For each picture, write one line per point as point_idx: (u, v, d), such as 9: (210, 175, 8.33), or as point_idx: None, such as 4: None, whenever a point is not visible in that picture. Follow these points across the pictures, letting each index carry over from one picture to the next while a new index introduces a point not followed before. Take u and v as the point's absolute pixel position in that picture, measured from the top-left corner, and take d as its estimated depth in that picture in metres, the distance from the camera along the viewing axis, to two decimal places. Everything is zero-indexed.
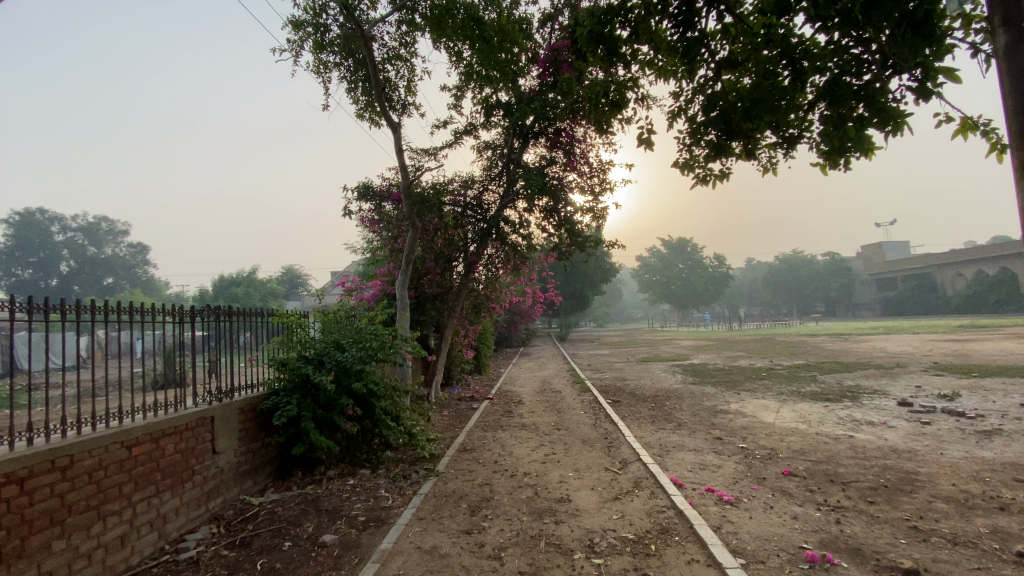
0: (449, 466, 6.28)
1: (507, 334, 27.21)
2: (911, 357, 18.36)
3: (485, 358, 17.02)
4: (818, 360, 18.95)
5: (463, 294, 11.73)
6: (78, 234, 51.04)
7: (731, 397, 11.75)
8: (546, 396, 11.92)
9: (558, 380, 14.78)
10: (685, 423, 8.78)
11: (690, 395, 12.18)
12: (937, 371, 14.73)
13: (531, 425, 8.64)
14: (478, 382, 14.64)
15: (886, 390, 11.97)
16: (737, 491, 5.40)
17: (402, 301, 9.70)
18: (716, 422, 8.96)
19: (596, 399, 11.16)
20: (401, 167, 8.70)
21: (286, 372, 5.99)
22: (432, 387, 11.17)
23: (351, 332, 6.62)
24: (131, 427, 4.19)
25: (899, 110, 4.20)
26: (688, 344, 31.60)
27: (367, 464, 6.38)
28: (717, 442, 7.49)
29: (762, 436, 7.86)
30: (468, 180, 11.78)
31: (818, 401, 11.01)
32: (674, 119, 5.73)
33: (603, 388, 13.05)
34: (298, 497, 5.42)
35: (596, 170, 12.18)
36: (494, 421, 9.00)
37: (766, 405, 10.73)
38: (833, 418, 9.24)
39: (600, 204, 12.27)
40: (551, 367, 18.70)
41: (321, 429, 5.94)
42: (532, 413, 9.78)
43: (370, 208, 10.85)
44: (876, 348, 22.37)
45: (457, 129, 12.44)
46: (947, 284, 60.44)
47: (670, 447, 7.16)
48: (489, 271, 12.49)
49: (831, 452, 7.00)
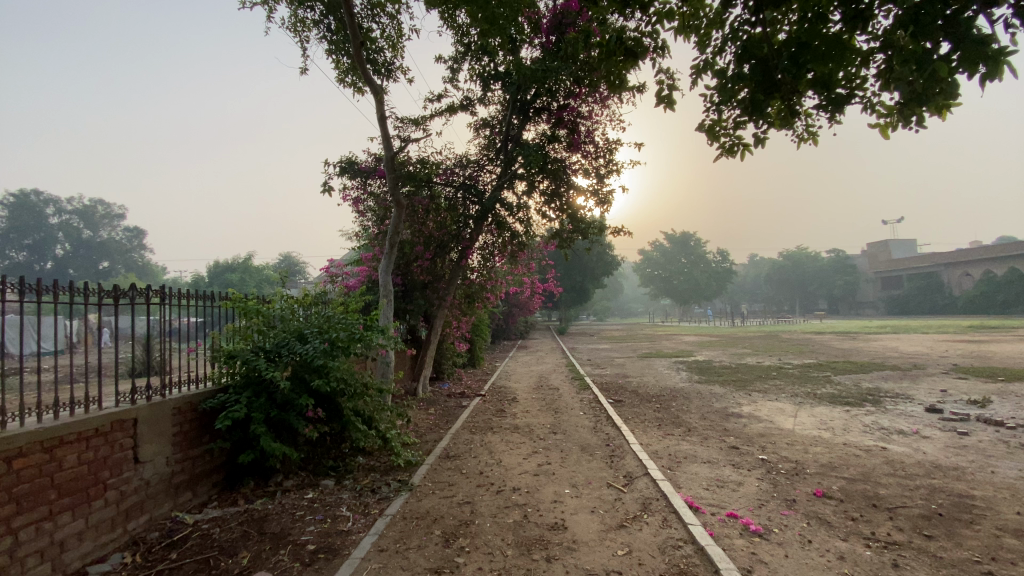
0: (427, 478, 5.42)
1: (505, 326, 26.41)
2: (928, 359, 17.50)
3: (480, 351, 16.19)
4: (829, 359, 18.07)
5: (454, 282, 10.78)
6: (74, 219, 50.31)
7: (742, 398, 10.89)
8: (543, 393, 11.07)
9: (556, 376, 13.92)
10: (695, 428, 7.92)
11: (698, 395, 11.32)
12: (959, 373, 13.86)
13: (524, 427, 7.77)
14: (471, 377, 13.79)
15: (910, 395, 11.10)
16: (765, 518, 4.53)
17: (385, 287, 8.70)
18: (729, 427, 8.11)
19: (597, 398, 10.30)
20: (384, 136, 7.75)
21: (237, 364, 5.10)
22: (419, 382, 10.26)
23: (319, 320, 5.75)
24: (14, 434, 3.32)
25: (1001, 46, 3.26)
26: (691, 340, 30.79)
27: (333, 473, 5.52)
28: (734, 452, 6.63)
29: (783, 447, 6.99)
30: (462, 158, 10.81)
31: (837, 405, 10.15)
32: (700, 76, 4.85)
33: (603, 386, 12.19)
34: (241, 515, 4.57)
35: (601, 149, 11.22)
36: (484, 422, 8.15)
37: (782, 408, 9.85)
38: (858, 426, 8.38)
39: (605, 187, 11.33)
40: (549, 362, 17.87)
41: (275, 432, 5.08)
42: (526, 413, 8.92)
43: (355, 185, 9.87)
44: (886, 348, 21.57)
45: (452, 103, 11.49)
46: (953, 284, 59.50)
47: (680, 458, 6.30)
48: (482, 256, 11.54)
49: (865, 468, 6.12)
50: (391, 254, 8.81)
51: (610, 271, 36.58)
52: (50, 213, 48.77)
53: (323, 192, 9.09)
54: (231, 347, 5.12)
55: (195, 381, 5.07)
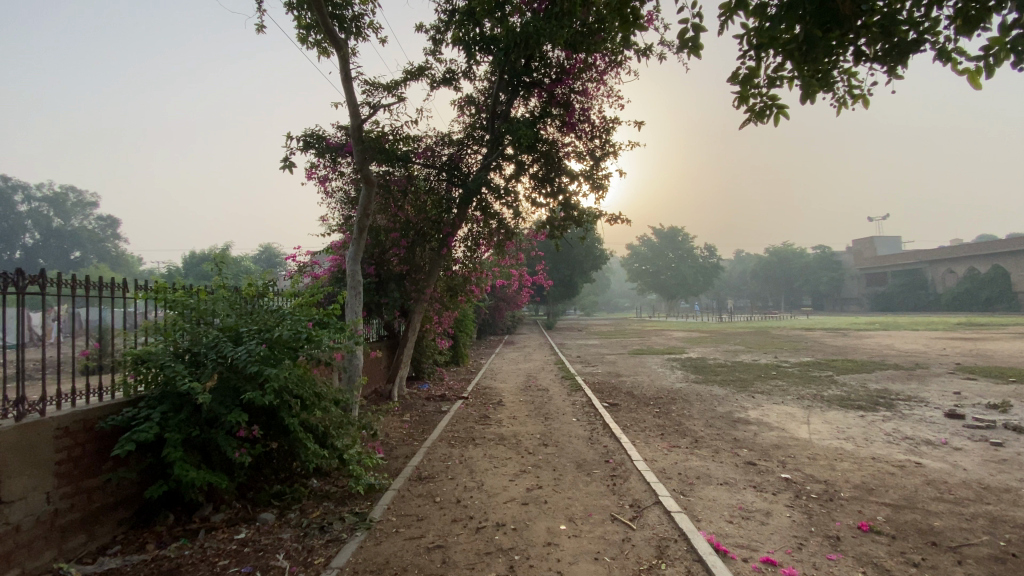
0: (391, 509, 4.44)
1: (491, 321, 25.46)
2: (927, 357, 16.95)
3: (464, 347, 15.20)
4: (827, 358, 17.38)
5: (435, 273, 9.72)
6: (43, 206, 48.21)
7: (746, 401, 10.06)
8: (532, 396, 10.14)
9: (545, 375, 13.02)
10: (703, 439, 7.05)
11: (699, 398, 10.46)
12: (967, 374, 13.19)
13: (511, 438, 6.83)
14: (453, 375, 12.81)
15: (923, 397, 10.39)
16: (809, 565, 3.64)
17: (351, 277, 7.55)
18: (739, 437, 7.26)
19: (591, 401, 9.40)
20: (350, 101, 6.69)
21: (150, 372, 4.08)
22: (394, 384, 9.26)
23: (261, 317, 4.74)
24: None
25: None
26: (681, 336, 30.11)
27: (276, 503, 4.55)
28: (753, 471, 5.75)
29: (805, 464, 6.12)
30: (443, 136, 9.76)
31: (849, 409, 9.39)
32: (731, 16, 3.94)
33: (596, 387, 11.30)
34: (147, 566, 3.56)
35: (597, 129, 10.24)
36: (465, 431, 7.18)
37: (792, 414, 9.02)
38: (879, 435, 7.59)
39: (601, 171, 10.36)
40: (537, 360, 16.91)
41: (199, 457, 4.07)
42: (512, 420, 7.96)
43: (321, 163, 8.78)
44: (882, 345, 21.00)
45: (433, 77, 10.44)
46: (937, 280, 59.89)
47: (692, 478, 5.40)
48: (465, 245, 10.52)
49: (906, 492, 5.26)
50: (358, 238, 7.52)
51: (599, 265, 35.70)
52: (17, 199, 46.72)
53: (282, 168, 7.96)
54: (143, 351, 4.10)
55: (97, 392, 4.07)
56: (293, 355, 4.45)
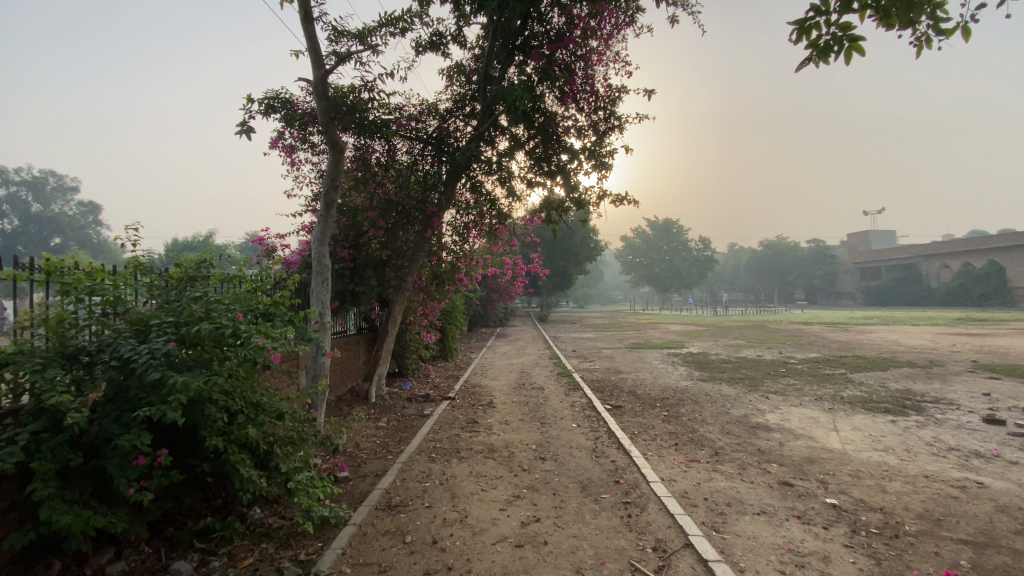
0: (346, 558, 3.42)
1: (482, 313, 24.44)
2: (939, 354, 16.16)
3: (453, 340, 14.16)
4: (834, 354, 16.56)
5: (419, 259, 8.61)
6: (21, 190, 46.65)
7: (761, 403, 9.14)
8: (526, 396, 9.16)
9: (540, 372, 12.04)
10: (723, 451, 6.11)
11: (708, 398, 9.55)
12: (988, 373, 12.36)
13: (502, 450, 5.85)
14: (440, 371, 11.82)
15: (952, 400, 9.53)
16: None
17: (318, 260, 6.46)
18: (764, 448, 6.33)
19: (592, 402, 8.46)
20: (313, 48, 5.63)
21: (18, 379, 3.06)
22: (371, 384, 8.26)
23: (181, 307, 3.71)
24: None
25: None
26: (677, 330, 29.23)
27: (198, 545, 3.57)
28: (791, 493, 4.81)
29: (850, 485, 5.18)
30: (429, 105, 8.68)
31: (877, 413, 8.49)
32: None
33: (595, 385, 10.36)
34: None
35: (601, 98, 9.19)
36: (449, 441, 6.17)
37: (814, 418, 8.10)
38: (921, 445, 6.69)
39: (605, 147, 9.31)
40: (530, 355, 15.95)
41: (83, 494, 3.05)
42: (504, 426, 6.98)
43: (288, 131, 7.69)
44: (887, 341, 20.23)
45: (419, 39, 9.35)
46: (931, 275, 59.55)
47: (722, 505, 4.45)
48: (453, 228, 9.47)
49: (980, 523, 4.34)
50: (326, 214, 6.43)
51: (594, 256, 34.71)
52: None
53: (238, 133, 6.87)
54: (11, 350, 3.11)
55: None
56: (221, 353, 3.46)
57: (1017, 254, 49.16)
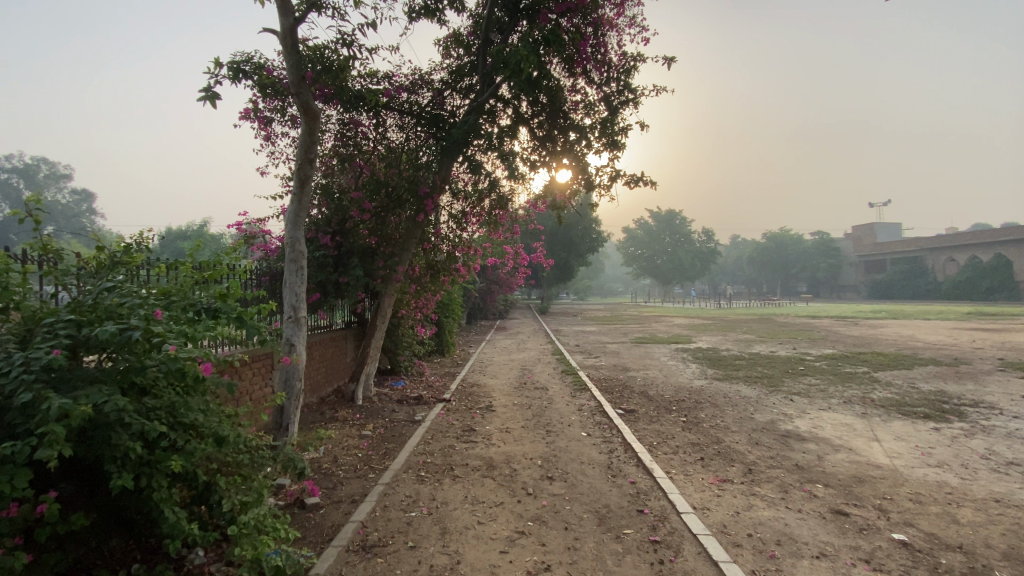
0: None
1: (481, 305, 23.65)
2: (961, 350, 15.40)
3: (450, 334, 13.37)
4: (851, 350, 15.78)
5: (410, 246, 7.70)
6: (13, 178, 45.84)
7: (786, 406, 8.35)
8: (529, 397, 8.38)
9: (543, 369, 11.26)
10: (758, 468, 5.33)
11: (727, 400, 8.77)
12: (1021, 372, 11.57)
13: (503, 466, 5.05)
14: (436, 368, 11.04)
15: (993, 403, 8.74)
16: None
17: (292, 246, 5.61)
18: (803, 463, 5.54)
19: (602, 405, 7.67)
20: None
21: None
22: (358, 384, 7.49)
23: (91, 304, 2.88)
24: None
25: None
26: (682, 323, 28.43)
27: None
28: (850, 527, 4.02)
29: (915, 515, 4.39)
30: (421, 74, 7.83)
31: (916, 419, 7.70)
32: None
33: (603, 385, 9.58)
34: None
35: (613, 69, 8.30)
36: (442, 454, 5.37)
37: (849, 425, 7.30)
38: (978, 460, 5.91)
39: (617, 124, 8.45)
40: (532, 349, 15.16)
41: None
42: (506, 434, 6.19)
43: (262, 101, 6.83)
44: (902, 336, 19.44)
45: (412, 5, 8.47)
46: (937, 269, 58.73)
47: (772, 545, 3.65)
48: (449, 214, 8.64)
49: None
50: (300, 192, 5.56)
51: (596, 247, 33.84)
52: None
53: (201, 99, 5.99)
54: None
55: None
56: (136, 361, 2.67)
57: None
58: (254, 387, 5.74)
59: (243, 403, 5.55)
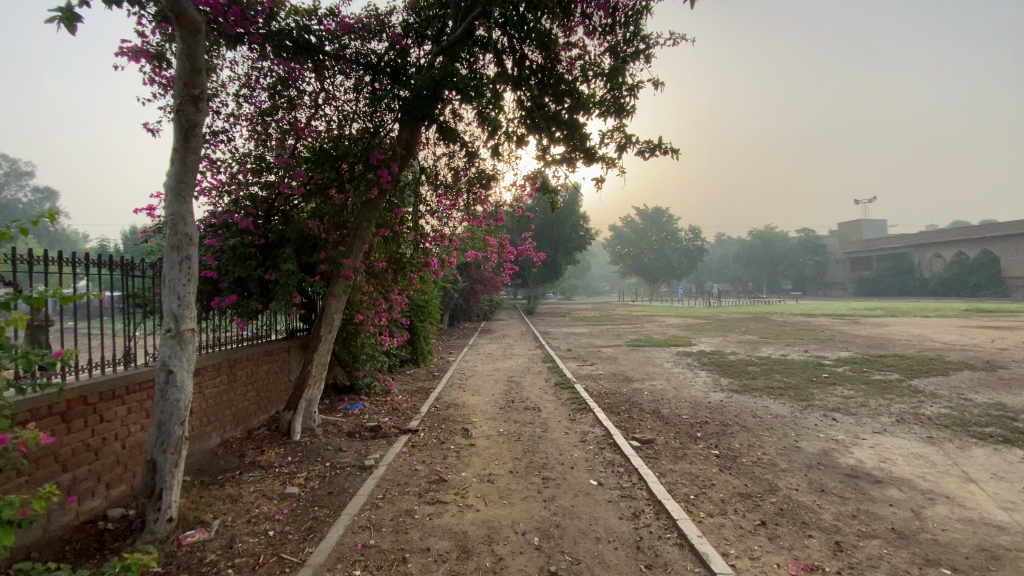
0: None
1: (463, 306, 21.88)
2: (987, 351, 14.10)
3: (426, 340, 11.63)
4: (869, 353, 14.34)
5: (363, 234, 5.80)
6: None
7: (834, 430, 6.77)
8: (517, 422, 6.69)
9: (533, 381, 9.57)
10: (846, 541, 3.73)
11: (758, 420, 7.19)
12: None
13: (481, 551, 3.39)
14: (407, 382, 9.30)
15: None
16: None
17: (173, 227, 3.85)
18: (903, 531, 3.96)
19: (612, 433, 6.02)
20: None
21: None
22: (296, 414, 5.78)
23: None
24: None
25: None
26: (675, 323, 26.96)
27: None
28: None
29: None
30: (377, 13, 6.12)
31: (1001, 446, 6.17)
32: None
33: (606, 402, 7.93)
34: None
35: (621, 12, 6.57)
36: (394, 531, 3.65)
37: (924, 458, 5.74)
38: None
39: (625, 84, 6.78)
40: (520, 356, 13.47)
41: None
42: (487, 486, 4.52)
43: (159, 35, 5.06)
44: (914, 336, 18.10)
45: None
46: (924, 265, 58.46)
47: None
48: (414, 194, 6.97)
49: None
50: (183, 147, 3.79)
51: (584, 244, 32.23)
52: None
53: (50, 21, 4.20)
54: None
55: None
56: None
57: (1013, 243, 48.10)
58: (124, 432, 4.27)
59: (104, 456, 4.11)
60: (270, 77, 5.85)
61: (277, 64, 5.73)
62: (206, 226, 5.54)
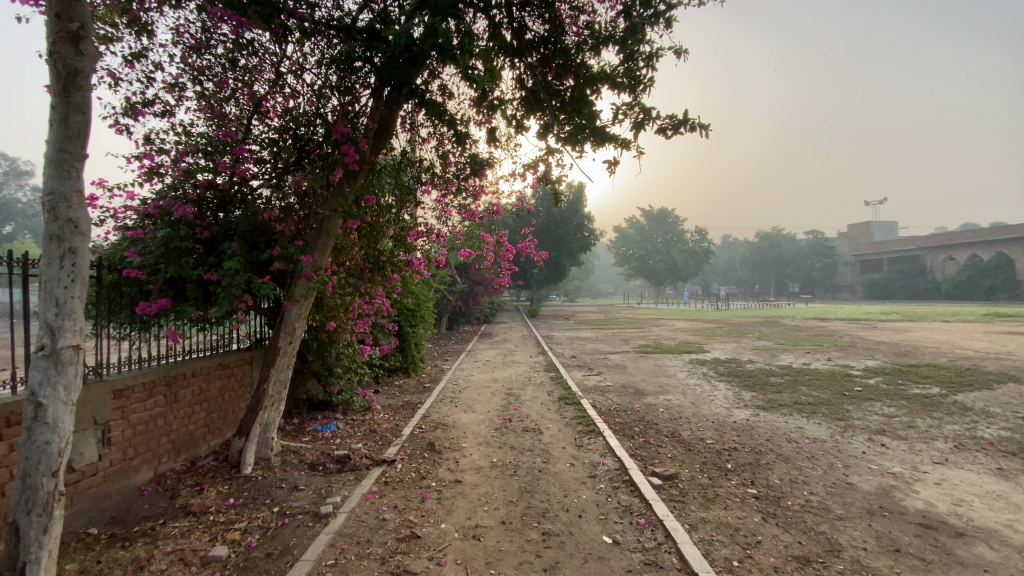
0: None
1: (463, 308, 20.89)
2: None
3: (418, 347, 10.65)
4: (897, 362, 13.30)
5: (326, 227, 4.83)
6: None
7: (887, 459, 5.75)
8: (515, 448, 5.70)
9: (534, 395, 8.57)
10: None
11: (795, 445, 6.18)
12: None
13: None
14: (393, 396, 8.31)
15: None
16: None
17: (51, 211, 2.90)
18: None
19: (626, 465, 5.02)
20: None
21: None
22: (248, 442, 4.81)
23: None
24: None
25: None
26: (683, 328, 25.81)
27: None
28: None
29: None
30: None
31: None
32: None
33: (618, 422, 6.93)
34: None
35: None
36: None
37: (1007, 500, 4.70)
38: None
39: (642, 52, 5.80)
40: (522, 364, 12.46)
41: None
42: (472, 546, 3.52)
43: None
44: (941, 343, 16.97)
45: None
46: (937, 268, 57.01)
47: None
48: (394, 182, 6.03)
49: None
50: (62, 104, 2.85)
51: (589, 245, 31.25)
52: None
53: None
54: None
55: None
56: None
57: None
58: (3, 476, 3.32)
59: None
60: (221, 40, 4.93)
61: (228, 24, 4.80)
62: (136, 216, 4.59)
